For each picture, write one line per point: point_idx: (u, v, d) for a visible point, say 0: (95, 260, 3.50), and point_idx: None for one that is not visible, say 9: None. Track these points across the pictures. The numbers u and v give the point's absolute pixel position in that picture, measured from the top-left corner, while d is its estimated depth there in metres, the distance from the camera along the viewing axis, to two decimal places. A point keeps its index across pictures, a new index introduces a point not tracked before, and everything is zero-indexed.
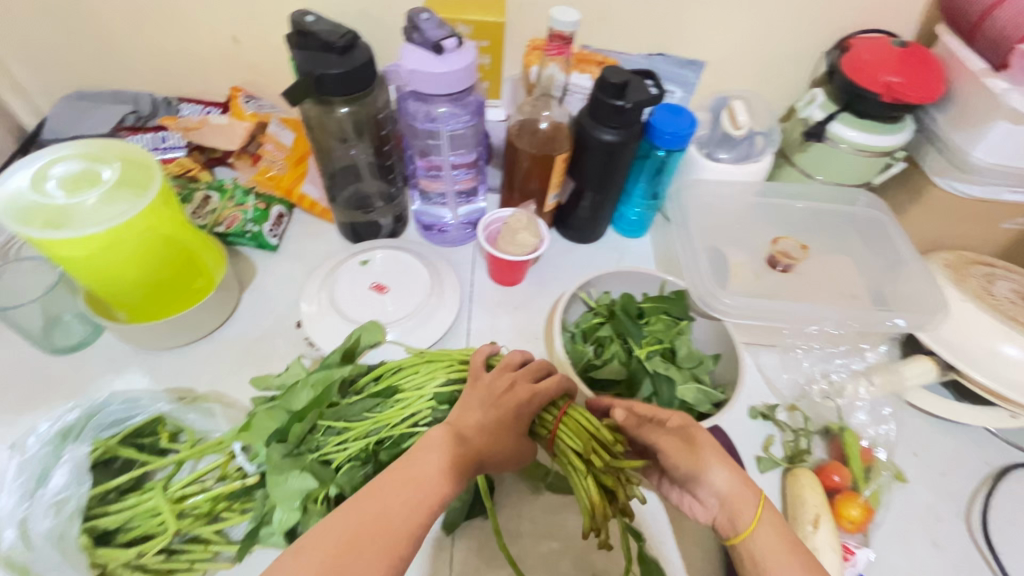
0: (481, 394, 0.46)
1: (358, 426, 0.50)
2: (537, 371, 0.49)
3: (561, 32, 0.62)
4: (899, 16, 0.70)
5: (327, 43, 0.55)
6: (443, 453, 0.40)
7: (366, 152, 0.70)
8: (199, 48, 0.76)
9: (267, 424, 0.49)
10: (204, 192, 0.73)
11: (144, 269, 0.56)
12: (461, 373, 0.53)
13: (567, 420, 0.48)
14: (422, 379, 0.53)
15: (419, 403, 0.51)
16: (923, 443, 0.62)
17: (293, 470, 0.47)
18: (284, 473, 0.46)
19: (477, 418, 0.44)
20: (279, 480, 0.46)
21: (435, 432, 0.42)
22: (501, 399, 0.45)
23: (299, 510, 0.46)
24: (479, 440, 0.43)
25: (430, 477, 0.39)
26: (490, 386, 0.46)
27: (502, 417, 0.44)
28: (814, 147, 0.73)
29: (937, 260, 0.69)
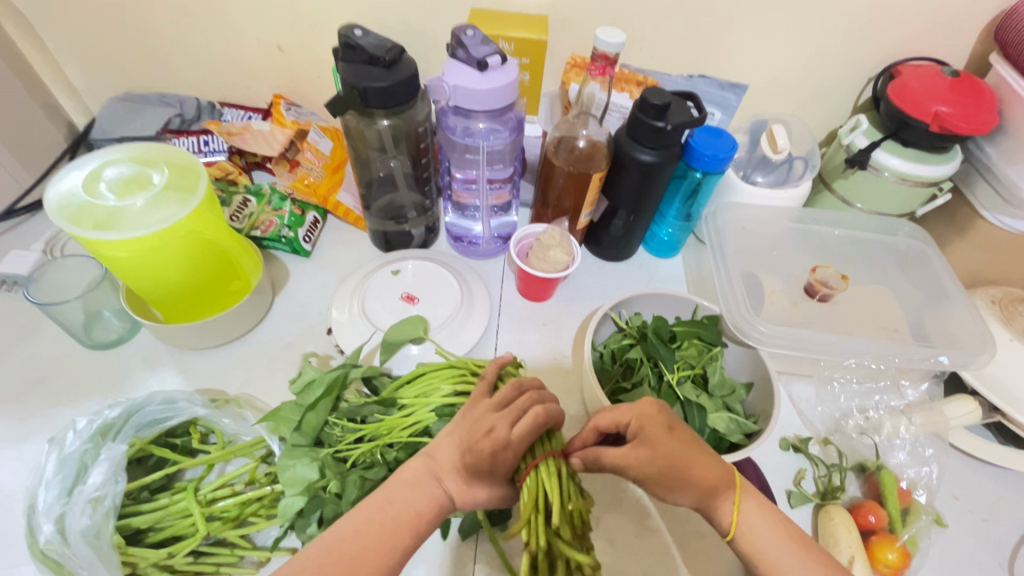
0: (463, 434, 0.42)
1: (369, 426, 0.49)
2: (521, 412, 0.42)
3: (606, 53, 0.62)
4: (950, 45, 0.68)
5: (373, 57, 0.56)
6: (422, 493, 0.41)
7: (404, 164, 0.71)
8: (245, 55, 0.78)
9: (289, 416, 0.50)
10: (242, 197, 0.75)
11: (185, 270, 0.57)
12: (469, 387, 0.51)
13: (533, 475, 0.42)
14: (430, 389, 0.52)
15: (424, 411, 0.50)
16: (964, 487, 0.59)
17: (304, 458, 0.48)
18: (296, 459, 0.48)
19: (455, 457, 0.42)
20: (289, 467, 0.47)
21: (413, 467, 0.42)
22: (477, 445, 0.41)
23: (304, 499, 0.47)
24: (455, 483, 0.42)
25: (406, 517, 0.40)
26: (473, 424, 0.43)
27: (481, 464, 0.41)
28: (856, 174, 0.72)
29: (984, 296, 0.67)
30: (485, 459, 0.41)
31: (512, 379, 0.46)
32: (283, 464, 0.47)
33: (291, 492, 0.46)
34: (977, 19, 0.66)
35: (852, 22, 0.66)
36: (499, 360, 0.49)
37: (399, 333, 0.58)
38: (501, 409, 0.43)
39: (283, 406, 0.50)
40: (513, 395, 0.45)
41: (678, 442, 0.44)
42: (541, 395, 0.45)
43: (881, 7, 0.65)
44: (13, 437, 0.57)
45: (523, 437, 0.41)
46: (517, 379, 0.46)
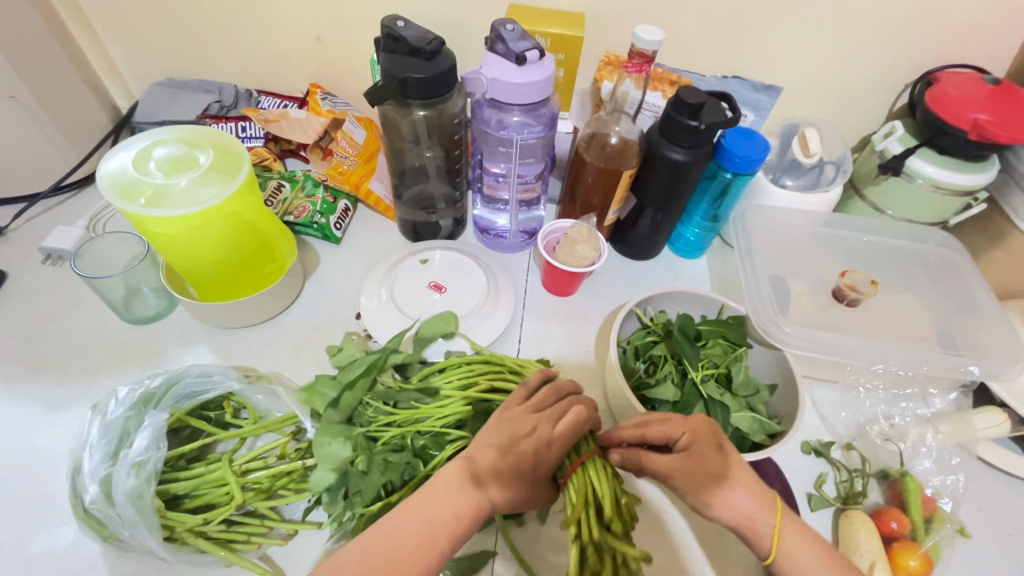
0: (501, 433, 0.44)
1: (404, 413, 0.50)
2: (560, 412, 0.46)
3: (643, 51, 0.60)
4: (991, 52, 0.68)
5: (415, 49, 0.57)
6: (460, 496, 0.42)
7: (436, 155, 0.73)
8: (285, 45, 0.80)
9: (325, 390, 0.52)
10: (276, 182, 0.77)
11: (223, 251, 0.59)
12: (503, 385, 0.53)
13: (580, 471, 0.46)
14: (466, 383, 0.53)
15: (459, 404, 0.51)
16: (989, 499, 0.59)
17: (339, 436, 0.48)
18: (331, 437, 0.48)
19: (493, 460, 0.43)
20: (324, 441, 0.48)
21: (450, 469, 0.43)
22: (519, 445, 0.43)
23: (336, 473, 0.47)
24: (495, 487, 0.43)
25: (445, 518, 0.41)
26: (512, 425, 0.44)
27: (522, 466, 0.43)
28: (888, 181, 0.71)
29: (1017, 308, 0.65)
30: (525, 460, 0.43)
31: (554, 384, 0.49)
32: (318, 441, 0.48)
33: (325, 470, 0.47)
34: (1021, 26, 0.65)
35: (893, 26, 0.66)
36: (545, 369, 0.51)
37: (432, 328, 0.60)
38: (540, 411, 0.46)
39: (319, 380, 0.53)
40: (552, 398, 0.48)
41: (723, 460, 0.45)
42: (577, 399, 0.48)
43: (923, 12, 0.64)
44: (57, 403, 0.60)
45: (564, 437, 0.45)
46: (555, 383, 0.49)
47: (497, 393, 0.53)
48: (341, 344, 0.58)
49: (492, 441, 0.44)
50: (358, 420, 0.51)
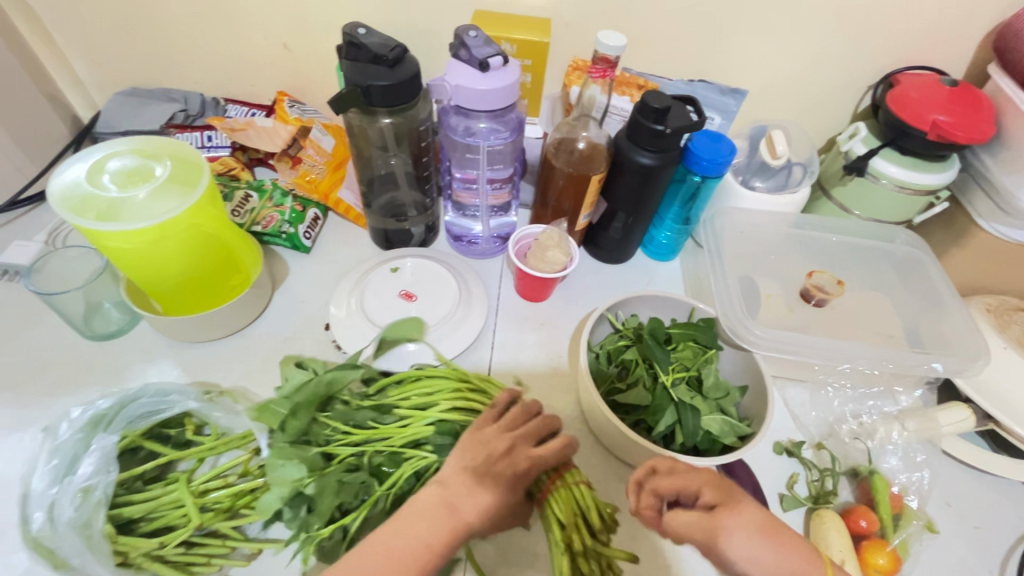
0: (477, 454, 0.44)
1: (360, 433, 0.50)
2: (536, 433, 0.48)
3: (607, 56, 0.62)
4: (948, 55, 0.69)
5: (377, 56, 0.56)
6: (432, 525, 0.40)
7: (405, 162, 0.72)
8: (250, 52, 0.79)
9: (277, 409, 0.50)
10: (244, 192, 0.75)
11: (185, 265, 0.57)
12: (466, 404, 0.53)
13: (561, 487, 0.48)
14: (425, 399, 0.53)
15: (421, 425, 0.51)
16: (955, 494, 0.60)
17: (293, 459, 0.48)
18: (285, 460, 0.47)
19: (467, 482, 0.43)
20: (278, 465, 0.47)
21: (424, 496, 0.42)
22: (496, 466, 0.44)
23: (285, 498, 0.47)
24: (469, 508, 0.42)
25: (415, 548, 0.39)
26: (488, 445, 0.45)
27: (499, 487, 0.43)
28: (854, 181, 0.72)
29: (979, 305, 0.66)
30: (501, 484, 0.44)
31: (521, 402, 0.50)
32: (270, 464, 0.47)
33: (277, 494, 0.46)
34: (975, 29, 0.66)
35: (852, 29, 0.67)
36: (513, 390, 0.51)
37: (398, 331, 0.59)
38: (512, 431, 0.47)
39: (272, 399, 0.50)
40: (522, 419, 0.49)
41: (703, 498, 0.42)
42: (549, 419, 0.50)
43: (881, 16, 0.66)
44: (13, 425, 0.58)
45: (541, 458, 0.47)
46: (523, 403, 0.50)
47: (462, 413, 0.53)
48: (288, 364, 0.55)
49: (468, 461, 0.44)
50: (310, 438, 0.50)
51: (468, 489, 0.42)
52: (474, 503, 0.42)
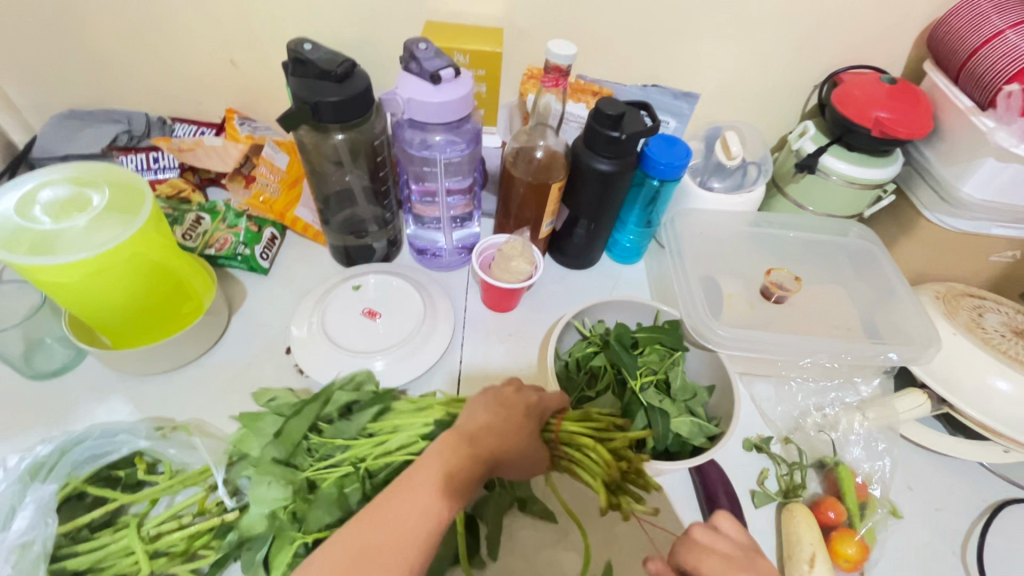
0: (490, 396, 0.48)
1: (356, 447, 0.50)
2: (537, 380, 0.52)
3: (558, 65, 0.62)
4: (887, 54, 0.71)
5: (324, 72, 0.55)
6: (453, 456, 0.42)
7: (361, 178, 0.70)
8: (195, 70, 0.76)
9: (264, 426, 0.49)
10: (195, 214, 0.73)
11: (130, 296, 0.55)
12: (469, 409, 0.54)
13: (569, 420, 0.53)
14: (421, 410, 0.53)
15: (420, 428, 0.51)
16: (917, 478, 0.61)
17: (279, 479, 0.46)
18: (270, 477, 0.46)
19: (484, 418, 0.45)
20: (262, 482, 0.46)
21: (443, 437, 0.43)
22: (508, 399, 0.48)
23: (266, 518, 0.46)
24: (490, 440, 0.44)
25: (432, 477, 0.40)
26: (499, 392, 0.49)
27: (513, 416, 0.47)
28: (806, 177, 0.74)
29: (929, 292, 0.69)
30: (512, 417, 0.46)
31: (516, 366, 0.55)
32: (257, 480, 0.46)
33: (258, 511, 0.45)
34: (911, 28, 0.69)
35: (794, 32, 0.69)
36: None
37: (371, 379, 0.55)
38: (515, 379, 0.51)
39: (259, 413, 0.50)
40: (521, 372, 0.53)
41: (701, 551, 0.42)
42: None
43: (821, 19, 0.68)
44: None
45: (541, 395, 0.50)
46: None
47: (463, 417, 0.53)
48: (268, 392, 0.55)
49: (480, 404, 0.47)
50: (297, 462, 0.49)
51: (486, 423, 0.45)
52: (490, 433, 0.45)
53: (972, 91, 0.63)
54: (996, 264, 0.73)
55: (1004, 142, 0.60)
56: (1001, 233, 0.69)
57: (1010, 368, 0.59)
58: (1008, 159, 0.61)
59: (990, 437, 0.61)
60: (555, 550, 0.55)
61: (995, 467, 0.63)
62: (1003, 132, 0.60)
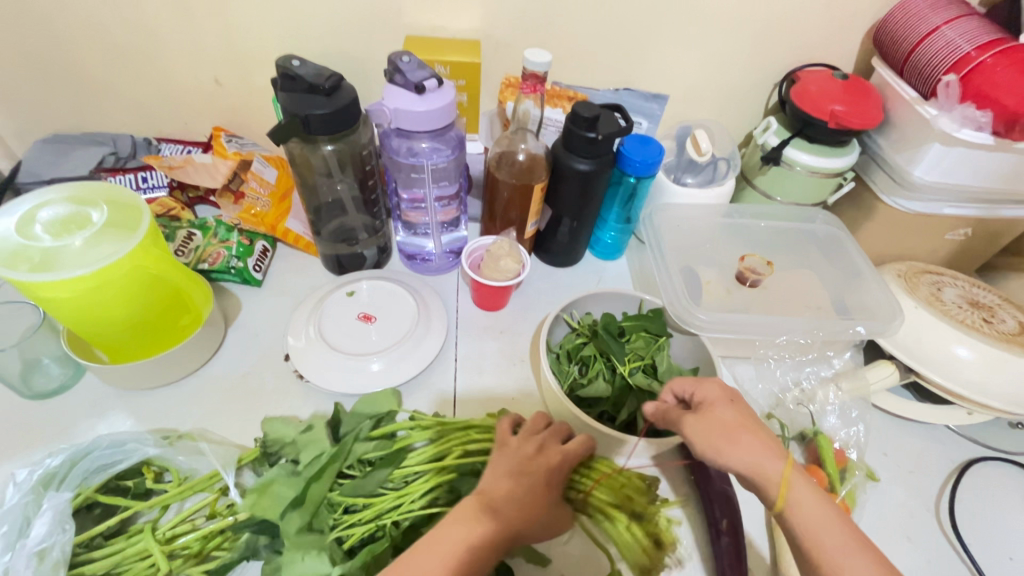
0: (510, 459, 0.48)
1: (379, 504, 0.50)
2: (560, 432, 0.53)
3: (535, 72, 0.66)
4: (838, 52, 0.77)
5: (313, 86, 0.58)
6: (470, 526, 0.42)
7: (350, 188, 0.72)
8: (181, 90, 0.78)
9: (281, 491, 0.48)
10: (187, 231, 0.74)
11: (129, 309, 0.56)
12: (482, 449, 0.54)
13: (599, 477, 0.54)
14: (433, 454, 0.54)
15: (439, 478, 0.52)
16: (890, 444, 0.66)
17: (312, 550, 0.46)
18: (303, 552, 0.45)
19: (505, 488, 0.46)
20: (300, 558, 0.45)
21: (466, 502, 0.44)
22: (534, 464, 0.48)
23: None
24: (512, 511, 0.45)
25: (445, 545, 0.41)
26: (518, 453, 0.49)
27: (530, 480, 0.48)
28: (772, 169, 0.79)
29: (891, 270, 0.73)
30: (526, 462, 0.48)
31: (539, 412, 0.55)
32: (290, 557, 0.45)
33: None
34: (858, 27, 0.74)
35: (752, 35, 0.74)
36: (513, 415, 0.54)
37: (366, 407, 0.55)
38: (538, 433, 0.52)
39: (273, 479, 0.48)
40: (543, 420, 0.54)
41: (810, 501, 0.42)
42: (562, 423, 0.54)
43: (776, 23, 0.73)
44: None
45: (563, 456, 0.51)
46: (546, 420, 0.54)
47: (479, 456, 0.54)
48: (274, 425, 0.53)
49: (504, 468, 0.48)
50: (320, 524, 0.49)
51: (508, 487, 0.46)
52: (512, 498, 0.45)
53: (917, 84, 0.69)
54: (951, 241, 0.78)
55: (945, 127, 0.65)
56: (953, 213, 0.74)
57: (968, 336, 0.64)
58: (951, 143, 0.66)
59: (954, 401, 0.65)
60: (554, 532, 0.57)
61: (962, 430, 0.68)
62: (944, 118, 0.65)
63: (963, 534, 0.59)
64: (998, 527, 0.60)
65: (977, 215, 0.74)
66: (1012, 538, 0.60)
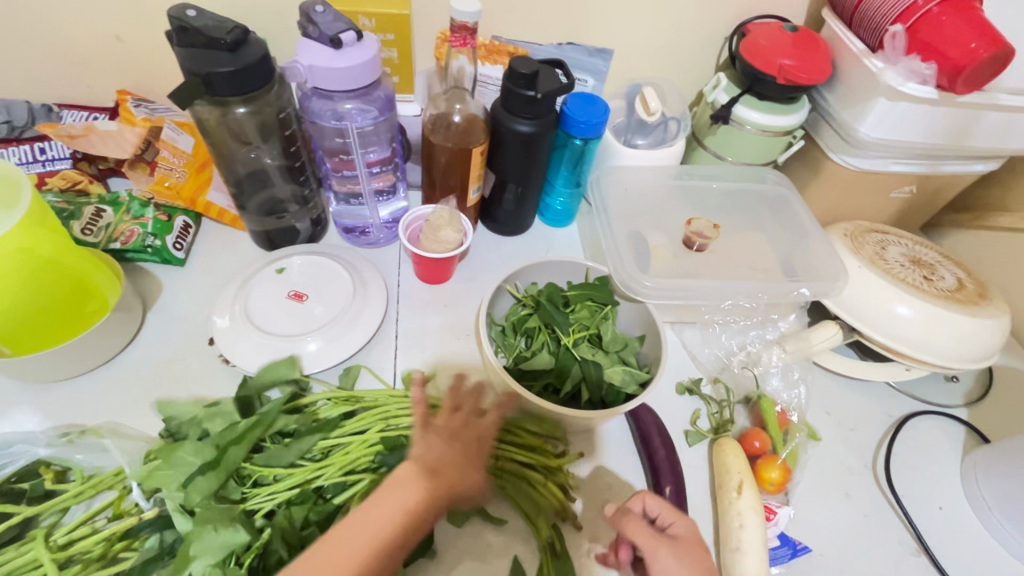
0: (440, 430, 0.45)
1: (299, 472, 0.48)
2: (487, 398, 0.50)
3: (463, 23, 0.61)
4: (788, 3, 0.74)
5: (212, 40, 0.51)
6: (413, 492, 0.42)
7: (272, 154, 0.66)
8: (76, 49, 0.69)
9: (188, 457, 0.46)
10: (95, 207, 0.67)
11: (18, 296, 0.51)
12: (401, 419, 0.53)
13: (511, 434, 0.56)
14: (354, 429, 0.52)
15: (362, 448, 0.51)
16: (832, 403, 0.66)
17: (224, 521, 0.43)
18: (213, 522, 0.43)
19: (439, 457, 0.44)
20: (209, 531, 0.42)
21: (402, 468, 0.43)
22: (461, 432, 0.46)
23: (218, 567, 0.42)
24: (449, 475, 0.44)
25: (384, 520, 0.41)
26: (448, 420, 0.46)
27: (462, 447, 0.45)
28: (721, 129, 0.76)
29: (838, 230, 0.73)
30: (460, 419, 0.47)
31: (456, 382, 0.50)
32: (198, 529, 0.42)
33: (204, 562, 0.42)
34: None
35: None
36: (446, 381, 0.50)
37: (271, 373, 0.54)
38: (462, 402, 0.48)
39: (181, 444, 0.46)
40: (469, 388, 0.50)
41: None
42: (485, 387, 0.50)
43: None
44: None
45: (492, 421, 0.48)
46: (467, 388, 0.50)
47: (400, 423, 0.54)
48: (172, 405, 0.51)
49: (432, 439, 0.44)
50: (227, 493, 0.47)
51: (447, 446, 0.45)
52: (449, 456, 0.44)
53: (865, 36, 0.67)
54: (896, 200, 0.78)
55: (892, 81, 0.63)
56: (899, 169, 0.73)
57: (908, 294, 0.64)
58: (897, 98, 0.64)
59: (895, 358, 0.66)
60: (496, 507, 0.56)
61: (901, 385, 0.69)
62: (890, 71, 0.63)
63: (897, 488, 0.61)
64: (931, 478, 0.62)
65: (921, 172, 0.74)
66: (942, 488, 0.62)
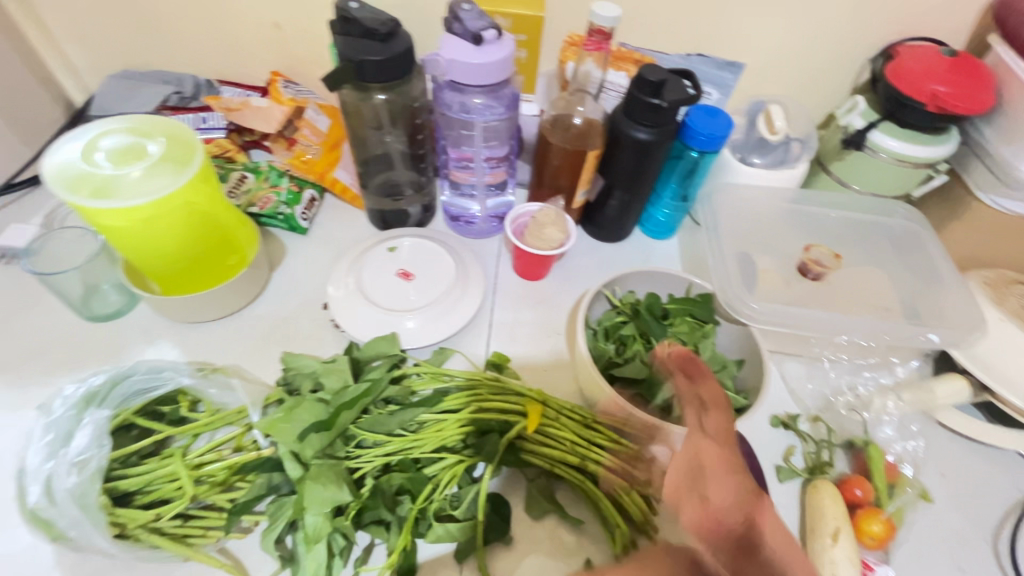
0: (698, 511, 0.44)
1: (398, 440, 0.51)
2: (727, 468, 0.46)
3: (602, 28, 0.61)
4: (949, 26, 0.68)
5: (370, 30, 0.56)
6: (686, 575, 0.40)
7: (399, 141, 0.72)
8: (241, 33, 0.78)
9: (306, 413, 0.49)
10: (240, 172, 0.75)
11: (179, 244, 0.57)
12: (491, 404, 0.55)
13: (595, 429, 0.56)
14: (448, 407, 0.55)
15: (452, 427, 0.53)
16: (950, 464, 0.60)
17: (332, 480, 0.46)
18: (325, 481, 0.46)
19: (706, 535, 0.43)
20: (319, 485, 0.46)
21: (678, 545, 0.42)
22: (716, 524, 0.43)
23: (325, 517, 0.46)
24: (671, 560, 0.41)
25: None
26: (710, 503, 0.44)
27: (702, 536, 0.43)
28: (852, 155, 0.72)
29: (977, 277, 0.66)
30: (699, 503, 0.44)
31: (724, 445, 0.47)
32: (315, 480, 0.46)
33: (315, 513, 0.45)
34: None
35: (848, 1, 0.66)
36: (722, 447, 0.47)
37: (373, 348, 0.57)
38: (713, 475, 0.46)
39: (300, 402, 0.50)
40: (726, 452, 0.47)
41: None
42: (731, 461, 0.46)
43: None
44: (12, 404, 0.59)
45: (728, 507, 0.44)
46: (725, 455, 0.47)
47: (490, 409, 0.55)
48: (296, 359, 0.55)
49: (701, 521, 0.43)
50: (334, 450, 0.50)
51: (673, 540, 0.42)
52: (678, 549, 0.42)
53: None
54: None
55: None
56: None
57: None
58: None
59: None
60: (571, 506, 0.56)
61: None
62: None
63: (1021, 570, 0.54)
64: None
65: None
66: None
